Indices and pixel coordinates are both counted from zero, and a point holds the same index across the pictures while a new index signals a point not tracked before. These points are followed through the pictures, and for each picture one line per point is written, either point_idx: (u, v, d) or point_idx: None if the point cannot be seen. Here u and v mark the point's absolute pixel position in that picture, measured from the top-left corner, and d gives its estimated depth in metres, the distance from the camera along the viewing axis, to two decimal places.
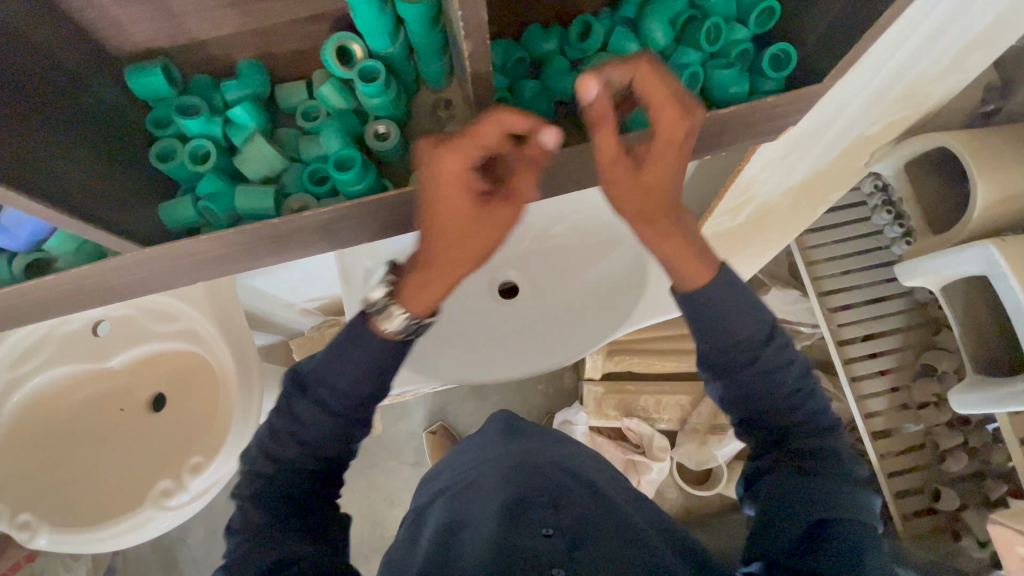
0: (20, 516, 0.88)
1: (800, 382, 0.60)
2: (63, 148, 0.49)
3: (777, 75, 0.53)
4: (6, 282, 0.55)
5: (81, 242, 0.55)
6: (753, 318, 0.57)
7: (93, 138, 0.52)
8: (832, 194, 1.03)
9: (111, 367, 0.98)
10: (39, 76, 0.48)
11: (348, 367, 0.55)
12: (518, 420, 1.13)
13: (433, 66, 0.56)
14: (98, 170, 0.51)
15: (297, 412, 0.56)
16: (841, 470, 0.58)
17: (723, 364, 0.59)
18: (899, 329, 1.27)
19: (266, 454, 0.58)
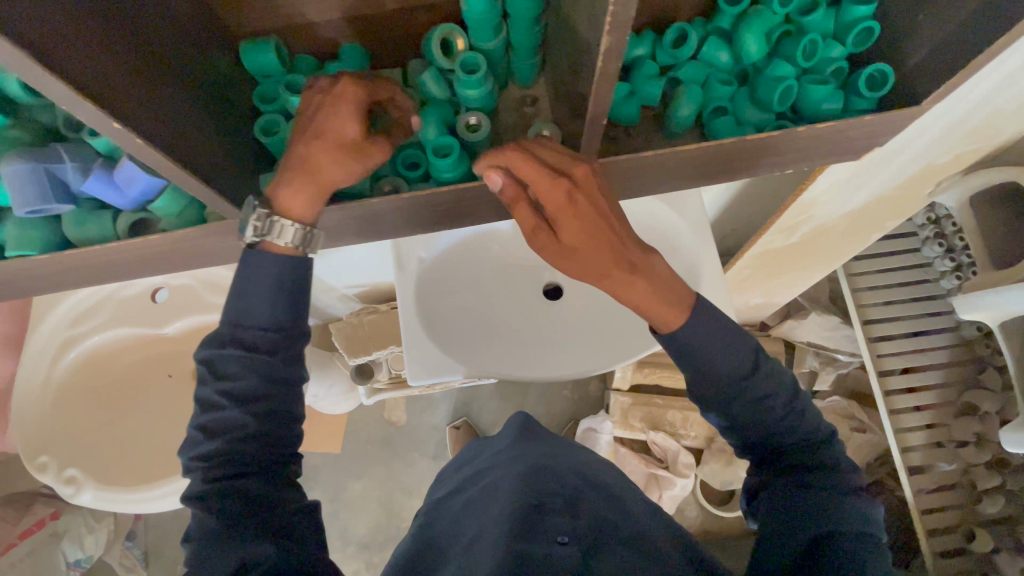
0: (67, 470, 0.91)
1: (788, 406, 0.59)
2: (189, 113, 0.52)
3: (871, 95, 0.54)
4: (110, 237, 0.56)
5: (183, 204, 0.55)
6: (737, 350, 0.56)
7: (212, 107, 0.55)
8: (889, 222, 1.02)
9: (166, 334, 1.01)
10: (170, 42, 0.51)
11: (257, 301, 0.54)
12: (538, 425, 1.12)
13: (526, 62, 0.58)
14: (213, 136, 0.54)
15: (221, 370, 0.55)
16: (844, 483, 0.58)
17: (714, 396, 0.57)
18: (942, 364, 1.25)
19: (204, 428, 0.55)
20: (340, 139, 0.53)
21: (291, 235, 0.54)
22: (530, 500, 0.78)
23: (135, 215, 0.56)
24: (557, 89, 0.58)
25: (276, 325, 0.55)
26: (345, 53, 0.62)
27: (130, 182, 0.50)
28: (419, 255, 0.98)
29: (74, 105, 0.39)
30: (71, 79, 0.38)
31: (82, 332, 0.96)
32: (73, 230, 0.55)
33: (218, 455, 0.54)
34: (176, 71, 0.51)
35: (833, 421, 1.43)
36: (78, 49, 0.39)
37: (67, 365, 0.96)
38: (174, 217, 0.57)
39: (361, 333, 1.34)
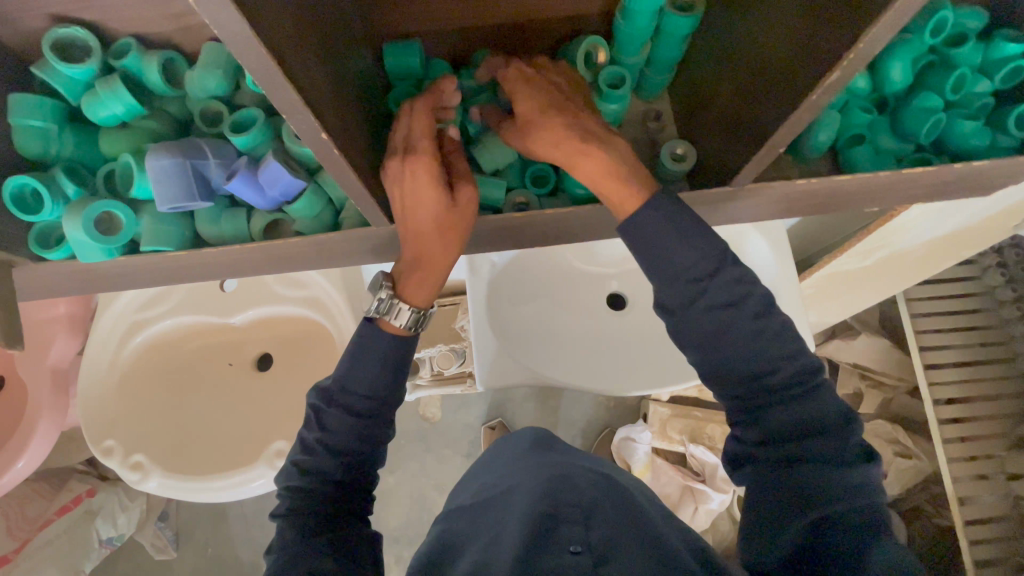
0: (133, 456, 0.90)
1: (758, 322, 0.52)
2: (356, 116, 0.52)
3: (1021, 133, 0.53)
4: (244, 239, 0.57)
5: (318, 208, 0.57)
6: (699, 246, 0.50)
7: (366, 109, 0.56)
8: (968, 250, 0.99)
9: (231, 323, 1.00)
10: (338, 41, 0.50)
11: (366, 371, 0.54)
12: (554, 437, 1.11)
13: (659, 79, 0.59)
14: (366, 135, 0.55)
15: (320, 421, 0.54)
16: (834, 445, 0.51)
17: (677, 301, 0.51)
18: (999, 396, 1.23)
19: (298, 466, 0.55)
20: (433, 224, 0.53)
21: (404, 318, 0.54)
22: (545, 509, 0.78)
23: (269, 215, 0.57)
24: (692, 108, 0.58)
25: (374, 396, 0.54)
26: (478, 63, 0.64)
27: (274, 183, 0.51)
28: (491, 260, 0.97)
29: (291, 111, 0.38)
30: (297, 80, 0.38)
31: (151, 317, 0.96)
32: (206, 226, 0.56)
33: (303, 492, 0.54)
34: (342, 72, 0.50)
35: (877, 445, 1.42)
36: (296, 52, 0.38)
37: (134, 347, 0.96)
38: (310, 219, 0.57)
39: None
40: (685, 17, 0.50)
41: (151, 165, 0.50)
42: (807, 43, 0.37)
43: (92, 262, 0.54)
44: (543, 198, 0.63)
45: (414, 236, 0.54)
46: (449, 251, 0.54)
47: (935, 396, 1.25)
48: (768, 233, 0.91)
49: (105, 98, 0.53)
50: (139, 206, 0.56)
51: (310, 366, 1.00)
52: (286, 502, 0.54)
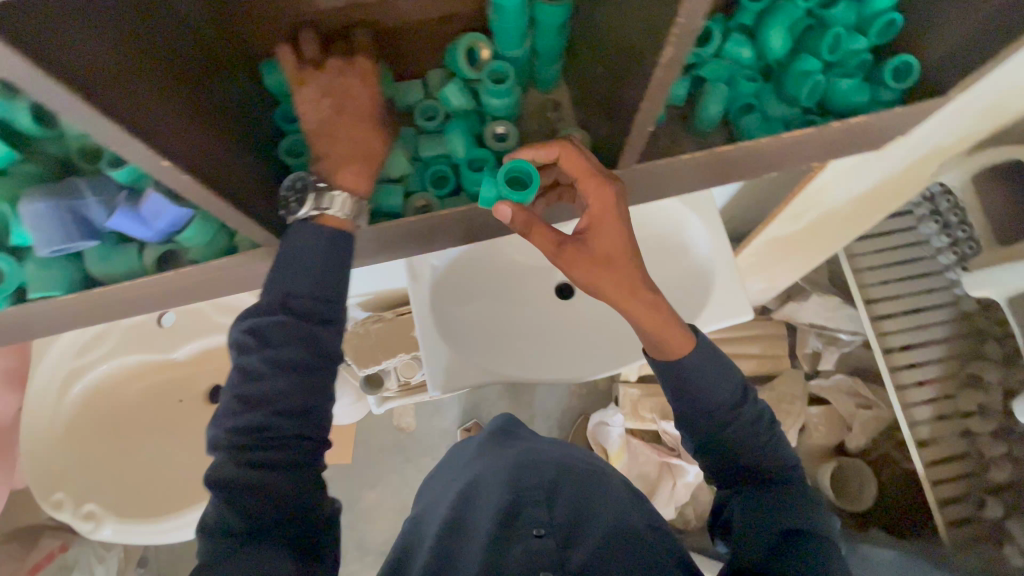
0: (85, 506, 0.87)
1: (771, 432, 0.62)
2: (229, 140, 0.51)
3: (898, 87, 0.54)
4: (137, 274, 0.57)
5: (211, 234, 0.56)
6: (728, 381, 0.60)
7: (242, 131, 0.55)
8: (893, 204, 1.01)
9: (173, 359, 0.99)
10: (202, 71, 0.50)
11: (301, 282, 0.51)
12: (517, 423, 1.09)
13: (549, 69, 0.57)
14: (246, 158, 0.53)
15: (267, 339, 0.50)
16: (807, 501, 0.59)
17: (704, 426, 0.61)
18: (945, 339, 1.27)
19: (241, 398, 0.50)
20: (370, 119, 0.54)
21: (343, 205, 0.53)
22: (509, 494, 0.78)
23: (162, 248, 0.57)
24: (581, 92, 0.57)
25: (323, 294, 0.52)
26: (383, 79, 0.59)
27: (158, 215, 0.51)
28: (431, 264, 0.95)
29: (118, 143, 0.37)
30: (112, 110, 0.37)
31: (88, 362, 0.92)
32: (94, 264, 0.56)
33: (242, 446, 0.49)
34: (199, 95, 0.49)
35: (840, 399, 1.45)
36: (119, 89, 0.38)
37: (74, 398, 0.93)
38: (203, 246, 0.57)
39: (368, 343, 1.31)
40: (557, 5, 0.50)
41: (24, 211, 0.50)
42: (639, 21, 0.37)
43: None
44: (443, 200, 0.59)
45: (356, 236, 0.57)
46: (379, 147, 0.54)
47: (885, 346, 1.28)
48: (698, 207, 0.92)
49: None
50: (27, 252, 0.56)
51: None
52: (219, 468, 0.49)
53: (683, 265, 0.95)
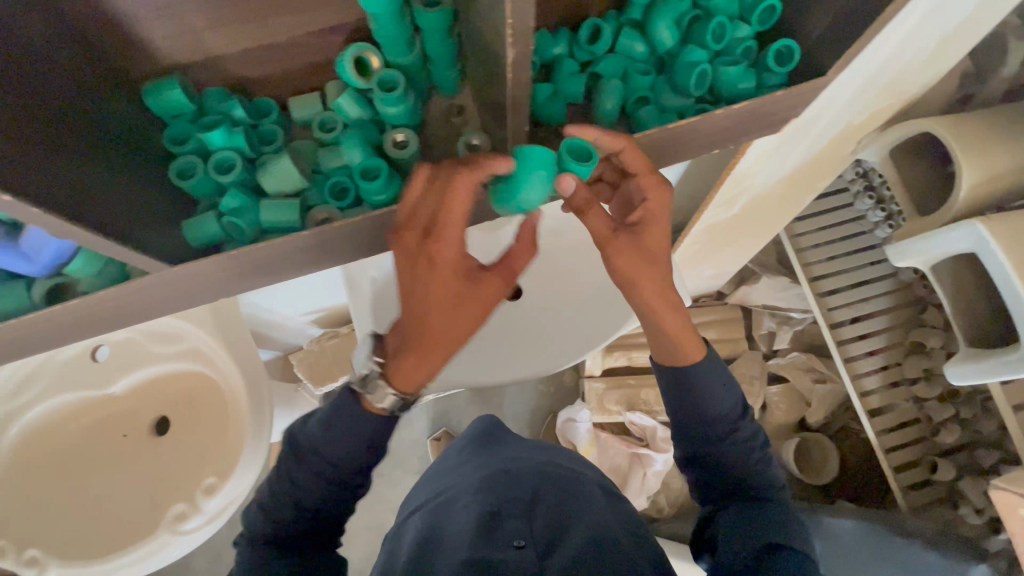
0: (27, 551, 0.85)
1: (764, 454, 0.64)
2: (122, 155, 0.48)
3: (781, 70, 0.57)
4: (26, 310, 0.56)
5: (100, 264, 0.55)
6: (728, 396, 0.64)
7: (148, 146, 0.51)
8: (821, 182, 1.03)
9: (111, 394, 0.95)
10: (99, 87, 0.48)
11: (338, 443, 0.55)
12: (501, 428, 1.03)
13: (448, 73, 0.57)
14: (147, 175, 0.50)
15: (301, 464, 0.56)
16: (795, 521, 0.60)
17: (700, 433, 0.63)
18: (888, 309, 1.30)
19: (268, 506, 0.57)
20: (449, 307, 0.51)
21: (387, 400, 0.54)
22: (484, 508, 0.70)
23: (50, 281, 0.57)
24: (480, 96, 0.57)
25: (359, 452, 0.56)
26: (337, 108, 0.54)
27: (40, 248, 0.51)
28: (370, 275, 0.93)
29: None
30: None
31: (21, 404, 0.88)
32: None
33: (268, 534, 0.57)
34: (87, 112, 0.46)
35: (797, 376, 1.49)
36: None
37: (11, 440, 0.89)
38: (94, 278, 0.55)
39: (324, 360, 1.31)
40: (435, 11, 0.49)
41: None
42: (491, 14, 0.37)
43: None
44: (346, 210, 0.53)
45: (421, 325, 0.52)
46: (454, 341, 0.53)
47: (831, 321, 1.31)
48: None
49: None
50: None
51: (212, 416, 0.97)
52: (246, 546, 0.58)
53: None
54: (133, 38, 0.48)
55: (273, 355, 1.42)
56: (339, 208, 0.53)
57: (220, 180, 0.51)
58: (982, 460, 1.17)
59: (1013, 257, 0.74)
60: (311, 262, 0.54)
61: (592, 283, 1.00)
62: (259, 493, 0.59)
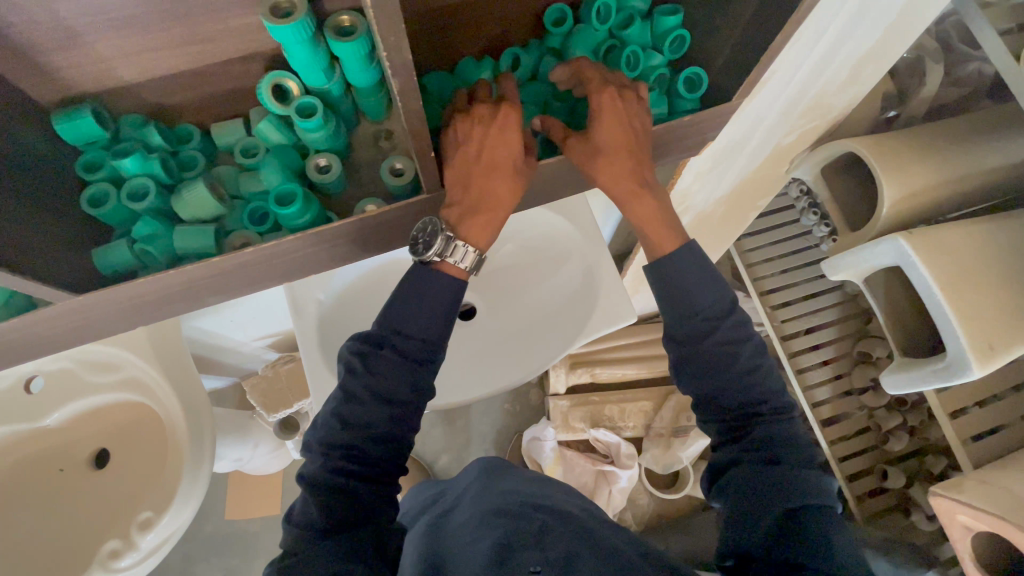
0: None
1: (753, 360, 0.61)
2: (26, 181, 0.47)
3: (692, 95, 0.62)
4: None
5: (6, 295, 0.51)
6: (716, 290, 0.61)
7: (58, 171, 0.50)
8: (761, 200, 1.07)
9: (46, 426, 0.91)
10: (9, 115, 0.46)
11: (416, 315, 0.56)
12: (509, 464, 0.98)
13: (371, 99, 0.57)
14: (53, 203, 0.49)
15: (370, 364, 0.56)
16: (806, 459, 0.59)
17: (686, 333, 0.61)
18: (836, 320, 1.34)
19: (341, 417, 0.56)
20: (510, 163, 0.56)
21: (467, 259, 0.57)
22: (497, 539, 0.67)
23: None
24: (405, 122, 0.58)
25: (431, 336, 0.57)
26: (263, 132, 0.54)
27: None
28: (316, 298, 0.91)
29: None
30: None
31: None
32: None
33: (340, 444, 0.56)
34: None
35: None
36: None
37: None
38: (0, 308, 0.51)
39: (277, 385, 1.28)
40: (348, 42, 0.49)
41: None
42: (391, 41, 0.39)
43: None
44: (265, 235, 0.53)
45: (487, 172, 0.56)
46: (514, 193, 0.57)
47: (783, 334, 1.33)
48: (567, 211, 1.00)
49: None
50: None
51: (160, 445, 0.94)
52: (313, 467, 0.57)
53: (569, 273, 1.00)
54: (43, 67, 0.47)
55: (227, 382, 1.39)
56: (258, 232, 0.53)
57: (135, 208, 0.50)
58: (932, 467, 1.21)
59: (934, 271, 0.77)
60: (235, 286, 0.54)
61: (546, 300, 1.01)
62: (333, 399, 0.57)
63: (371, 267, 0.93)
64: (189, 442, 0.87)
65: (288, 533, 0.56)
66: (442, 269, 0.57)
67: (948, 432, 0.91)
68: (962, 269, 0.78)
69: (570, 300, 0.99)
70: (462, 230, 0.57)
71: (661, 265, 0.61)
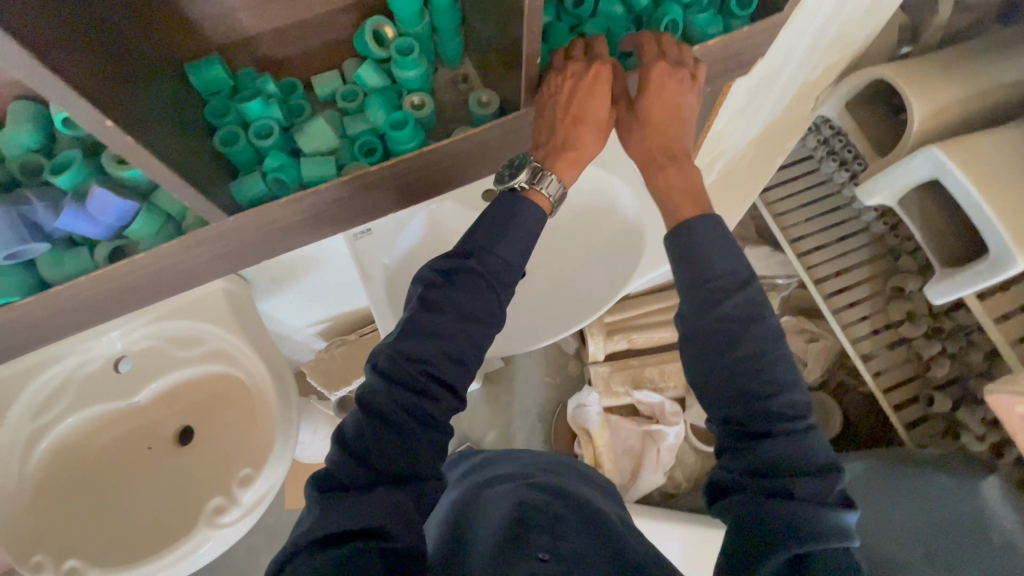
0: (66, 562, 0.85)
1: (762, 344, 0.57)
2: (177, 119, 0.52)
3: (744, 13, 0.69)
4: (92, 271, 0.55)
5: (159, 225, 0.56)
6: (729, 260, 0.59)
7: (195, 117, 0.56)
8: (789, 142, 1.13)
9: (136, 404, 0.96)
10: (159, 62, 0.52)
11: (511, 237, 0.59)
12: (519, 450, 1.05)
13: (451, 42, 0.64)
14: (196, 141, 0.54)
15: (457, 279, 0.58)
16: (822, 488, 0.54)
17: (695, 306, 0.59)
18: (865, 261, 1.38)
19: (425, 326, 0.56)
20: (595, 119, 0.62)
21: (553, 189, 0.61)
22: (513, 518, 0.70)
23: (112, 243, 0.56)
24: (486, 57, 0.64)
25: (512, 263, 0.59)
26: (364, 75, 0.60)
27: (105, 210, 0.51)
28: (383, 262, 0.97)
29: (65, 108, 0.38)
30: (72, 76, 0.38)
31: (50, 420, 0.89)
32: (49, 269, 0.55)
33: (413, 356, 0.56)
34: (151, 76, 0.50)
35: (790, 338, 1.55)
36: (82, 62, 0.40)
37: (40, 457, 0.89)
38: (154, 237, 0.56)
39: (335, 365, 1.33)
40: None
41: None
42: None
43: None
44: (376, 163, 0.59)
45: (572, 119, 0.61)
46: (603, 123, 0.63)
47: (815, 278, 1.39)
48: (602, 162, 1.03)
49: None
50: None
51: (225, 440, 0.98)
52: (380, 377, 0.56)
53: (613, 224, 1.06)
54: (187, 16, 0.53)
55: None
56: (368, 162, 0.59)
57: (265, 143, 0.56)
58: (975, 391, 1.20)
59: (970, 175, 0.82)
60: (349, 212, 0.60)
61: (593, 252, 1.07)
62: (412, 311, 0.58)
63: (426, 232, 0.97)
64: (280, 403, 0.93)
65: (335, 453, 0.55)
66: (531, 198, 0.61)
67: (996, 337, 0.95)
68: (998, 172, 0.82)
69: (617, 248, 1.05)
70: (552, 144, 0.62)
71: (681, 229, 0.60)
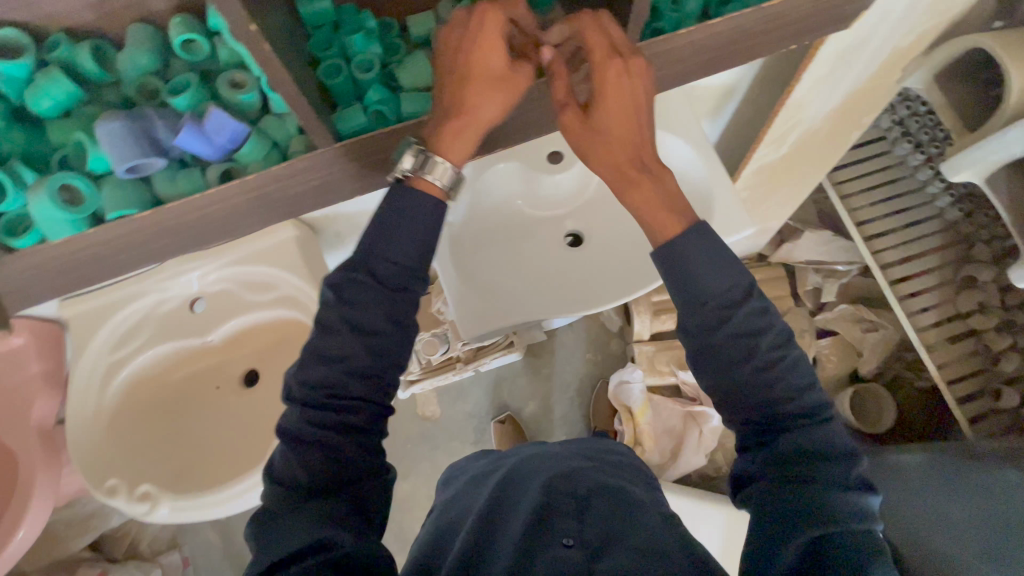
0: (139, 488, 0.89)
1: (774, 352, 0.56)
2: (286, 47, 0.54)
3: None
4: (202, 188, 0.62)
5: (266, 150, 0.63)
6: (728, 275, 0.56)
7: (299, 49, 0.57)
8: (866, 117, 1.08)
9: (210, 342, 1.00)
10: None
11: (400, 237, 0.56)
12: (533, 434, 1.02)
13: None
14: (301, 71, 0.56)
15: (346, 297, 0.55)
16: (842, 474, 0.53)
17: (697, 324, 0.56)
18: (935, 249, 1.32)
19: (323, 351, 0.55)
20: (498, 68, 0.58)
21: (444, 175, 0.57)
22: (537, 498, 0.68)
23: (221, 165, 0.63)
24: None
25: (411, 266, 0.56)
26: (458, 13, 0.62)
27: (221, 130, 0.59)
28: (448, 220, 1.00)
29: None
30: None
31: (129, 352, 0.94)
32: (164, 185, 0.62)
33: (327, 381, 0.54)
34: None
35: (846, 327, 1.50)
36: None
37: (118, 387, 0.94)
38: (260, 160, 0.63)
39: None
40: None
41: (102, 130, 0.56)
42: None
43: (59, 237, 0.61)
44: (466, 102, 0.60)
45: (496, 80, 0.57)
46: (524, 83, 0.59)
47: (880, 263, 1.34)
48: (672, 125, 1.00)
49: (45, 84, 0.59)
50: (99, 180, 0.63)
51: None
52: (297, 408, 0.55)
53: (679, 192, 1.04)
54: None
55: None
56: None
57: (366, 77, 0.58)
58: None
59: None
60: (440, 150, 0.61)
61: None
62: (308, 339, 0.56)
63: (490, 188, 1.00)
64: None
65: (267, 488, 0.55)
66: (415, 186, 0.57)
67: None
68: None
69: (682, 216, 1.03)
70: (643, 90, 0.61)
71: (666, 247, 0.57)
